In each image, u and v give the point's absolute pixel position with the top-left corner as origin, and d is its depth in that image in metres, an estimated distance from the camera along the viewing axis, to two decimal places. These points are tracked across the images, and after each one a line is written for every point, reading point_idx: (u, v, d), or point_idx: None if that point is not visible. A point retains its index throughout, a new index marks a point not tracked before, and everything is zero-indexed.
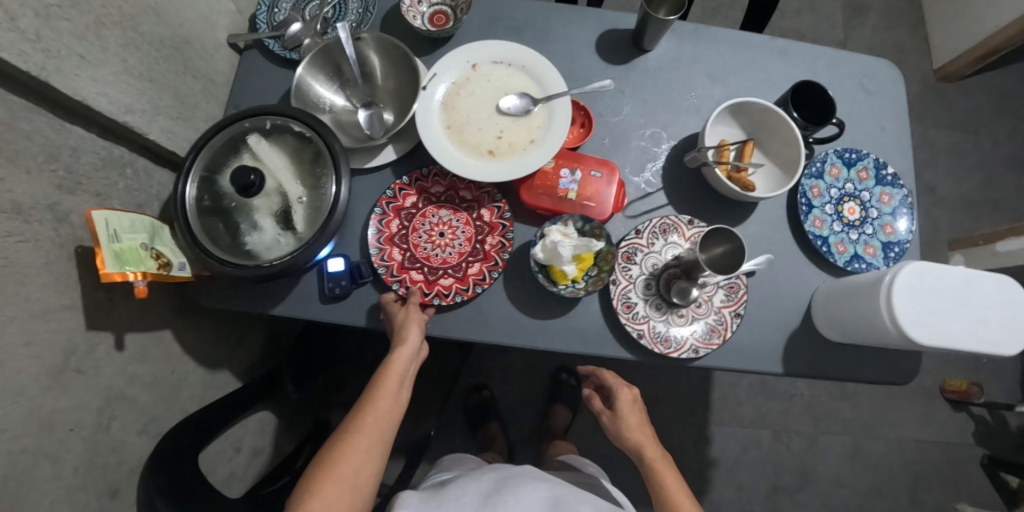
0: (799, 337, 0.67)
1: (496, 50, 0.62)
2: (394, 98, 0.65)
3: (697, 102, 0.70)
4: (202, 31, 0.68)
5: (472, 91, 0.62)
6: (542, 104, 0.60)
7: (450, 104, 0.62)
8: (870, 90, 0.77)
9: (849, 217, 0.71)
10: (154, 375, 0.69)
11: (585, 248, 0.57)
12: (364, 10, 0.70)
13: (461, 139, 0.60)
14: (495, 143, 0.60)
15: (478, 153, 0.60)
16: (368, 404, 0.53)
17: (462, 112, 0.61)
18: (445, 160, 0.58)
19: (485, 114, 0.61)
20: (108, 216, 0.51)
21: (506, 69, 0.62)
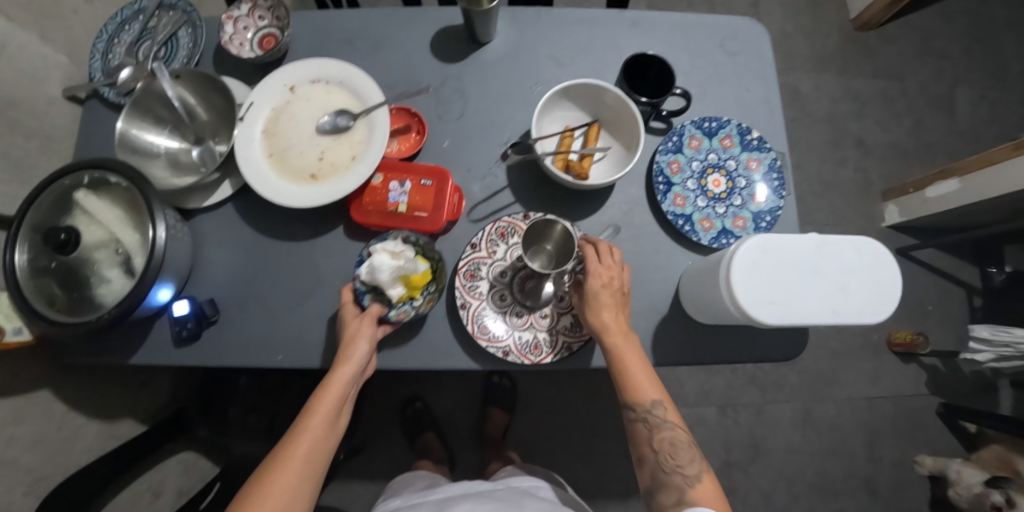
0: (670, 322, 0.65)
1: (312, 69, 0.62)
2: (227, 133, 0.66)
3: (542, 91, 0.68)
4: (28, 90, 0.67)
5: (292, 115, 0.61)
6: (360, 118, 0.60)
7: (271, 130, 0.61)
8: (731, 52, 0.73)
9: (714, 190, 0.68)
10: (37, 436, 0.68)
11: (408, 268, 0.55)
12: (194, 43, 0.70)
13: (283, 166, 0.59)
14: (320, 165, 0.59)
15: (304, 178, 0.59)
16: (302, 428, 0.50)
17: (283, 138, 0.60)
18: (265, 189, 0.57)
19: (307, 137, 0.60)
20: None
21: (326, 89, 0.62)
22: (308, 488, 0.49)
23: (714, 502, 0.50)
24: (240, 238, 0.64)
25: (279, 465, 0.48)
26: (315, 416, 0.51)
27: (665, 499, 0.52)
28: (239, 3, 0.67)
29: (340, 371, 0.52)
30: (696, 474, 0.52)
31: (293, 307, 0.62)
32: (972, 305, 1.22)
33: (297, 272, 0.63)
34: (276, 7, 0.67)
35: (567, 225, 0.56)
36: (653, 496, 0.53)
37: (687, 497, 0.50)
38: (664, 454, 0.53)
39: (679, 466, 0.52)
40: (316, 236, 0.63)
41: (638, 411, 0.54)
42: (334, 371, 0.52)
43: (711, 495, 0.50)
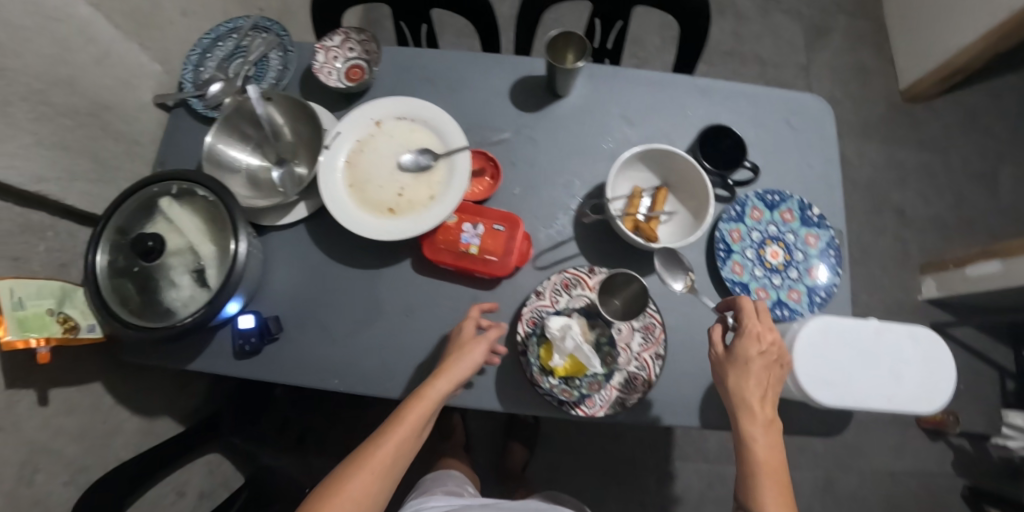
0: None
1: (398, 106, 0.64)
2: (305, 154, 0.68)
3: (613, 148, 0.69)
4: (123, 95, 0.70)
5: (375, 148, 0.64)
6: (442, 159, 0.62)
7: (354, 162, 0.63)
8: (797, 127, 0.74)
9: (771, 261, 0.69)
10: (83, 427, 0.70)
11: (582, 357, 0.56)
12: (283, 66, 0.72)
13: (363, 198, 0.62)
14: (399, 200, 0.62)
15: (382, 212, 0.61)
16: (388, 433, 0.50)
17: (365, 170, 0.63)
18: (345, 220, 0.59)
19: (388, 171, 0.63)
20: (14, 285, 0.53)
21: (409, 125, 0.64)
22: (379, 495, 0.49)
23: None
24: (309, 258, 0.66)
25: (362, 465, 0.49)
26: (404, 423, 0.50)
27: None
28: (332, 34, 0.71)
29: (434, 384, 0.52)
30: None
31: (354, 332, 0.63)
32: (1005, 388, 1.20)
33: (362, 301, 0.64)
34: (368, 42, 0.70)
35: (645, 285, 0.57)
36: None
37: None
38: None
39: None
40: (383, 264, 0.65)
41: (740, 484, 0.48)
42: (430, 385, 0.52)
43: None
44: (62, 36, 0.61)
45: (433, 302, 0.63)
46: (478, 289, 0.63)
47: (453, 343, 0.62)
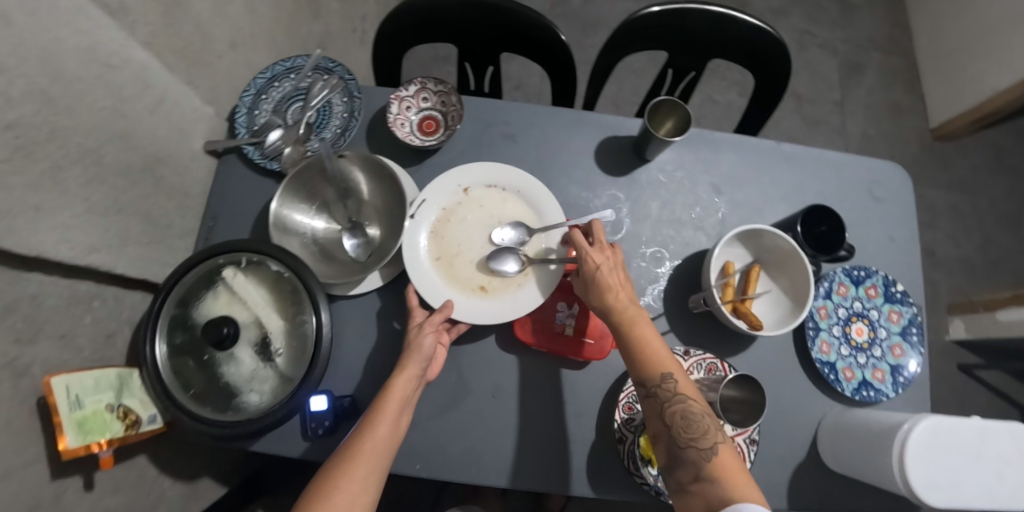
0: (806, 470, 0.64)
1: (487, 173, 0.62)
2: (381, 215, 0.63)
3: (700, 217, 0.67)
4: (176, 145, 0.64)
5: (464, 217, 0.62)
6: (537, 235, 0.60)
7: (440, 230, 0.61)
8: (877, 197, 0.73)
9: (857, 339, 0.67)
10: (128, 505, 0.65)
11: None
12: (349, 114, 0.66)
13: (451, 273, 0.59)
14: (489, 277, 0.59)
15: (473, 289, 0.59)
16: (366, 430, 0.48)
17: (452, 242, 0.61)
18: (433, 297, 0.57)
19: (477, 245, 0.61)
20: (70, 381, 0.49)
21: (500, 196, 0.62)
22: (372, 487, 0.46)
23: (733, 479, 0.42)
24: (387, 330, 0.62)
25: (349, 459, 0.46)
26: (383, 416, 0.49)
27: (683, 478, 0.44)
28: (407, 83, 0.65)
29: (399, 375, 0.51)
30: (714, 448, 0.44)
31: (439, 414, 0.59)
32: None
33: (445, 378, 0.60)
34: (447, 94, 0.64)
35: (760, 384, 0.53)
36: (669, 474, 0.46)
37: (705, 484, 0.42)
38: (678, 429, 0.46)
39: (694, 439, 0.45)
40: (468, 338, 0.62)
41: (645, 385, 0.49)
42: (395, 377, 0.51)
43: (732, 470, 0.43)
44: (114, 87, 0.54)
45: (520, 380, 0.60)
46: (571, 371, 0.61)
47: (543, 427, 0.59)
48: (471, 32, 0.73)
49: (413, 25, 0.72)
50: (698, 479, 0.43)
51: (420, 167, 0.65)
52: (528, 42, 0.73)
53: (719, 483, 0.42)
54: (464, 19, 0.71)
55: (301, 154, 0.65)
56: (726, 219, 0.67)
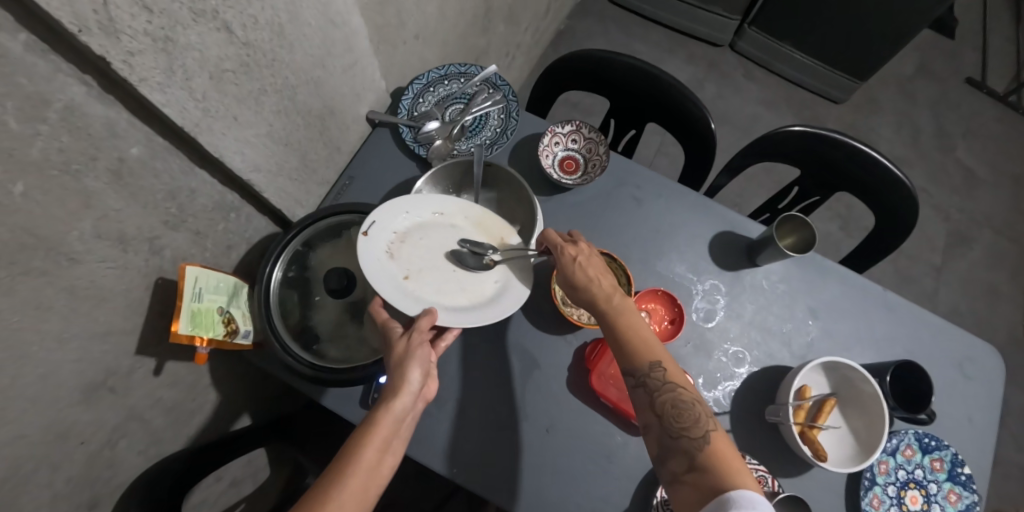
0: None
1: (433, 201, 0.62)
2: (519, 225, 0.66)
3: (790, 333, 0.67)
4: (349, 104, 0.71)
5: (418, 238, 0.60)
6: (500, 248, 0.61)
7: (398, 250, 0.58)
8: (968, 376, 0.72)
9: (908, 505, 0.65)
10: (174, 400, 0.68)
11: None
12: (501, 130, 0.72)
13: (424, 285, 0.57)
14: (459, 281, 0.59)
15: (454, 300, 0.57)
16: (342, 469, 0.42)
17: (413, 258, 0.59)
18: (410, 308, 0.54)
19: (438, 254, 0.60)
20: (199, 274, 0.53)
21: (449, 206, 0.62)
22: None
23: (731, 464, 0.43)
24: (468, 333, 0.66)
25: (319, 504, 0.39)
26: (363, 453, 0.43)
27: (675, 465, 0.45)
28: (564, 122, 0.71)
29: (390, 404, 0.46)
30: (705, 437, 0.45)
31: (490, 429, 0.61)
32: None
33: (505, 396, 0.63)
34: (596, 143, 0.71)
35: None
36: (661, 464, 0.47)
37: (698, 463, 0.44)
38: (670, 418, 0.47)
39: (685, 428, 0.46)
40: (540, 365, 0.64)
41: (635, 375, 0.50)
42: (379, 406, 0.46)
43: (727, 459, 0.43)
44: (330, 40, 0.61)
45: (574, 424, 0.62)
46: (625, 433, 0.62)
47: (583, 476, 0.59)
48: (631, 94, 0.78)
49: (584, 71, 0.77)
50: (692, 469, 0.44)
51: (549, 198, 0.69)
52: (678, 119, 0.77)
53: (714, 471, 0.42)
54: (629, 84, 0.77)
55: (448, 149, 0.71)
56: (814, 344, 0.67)
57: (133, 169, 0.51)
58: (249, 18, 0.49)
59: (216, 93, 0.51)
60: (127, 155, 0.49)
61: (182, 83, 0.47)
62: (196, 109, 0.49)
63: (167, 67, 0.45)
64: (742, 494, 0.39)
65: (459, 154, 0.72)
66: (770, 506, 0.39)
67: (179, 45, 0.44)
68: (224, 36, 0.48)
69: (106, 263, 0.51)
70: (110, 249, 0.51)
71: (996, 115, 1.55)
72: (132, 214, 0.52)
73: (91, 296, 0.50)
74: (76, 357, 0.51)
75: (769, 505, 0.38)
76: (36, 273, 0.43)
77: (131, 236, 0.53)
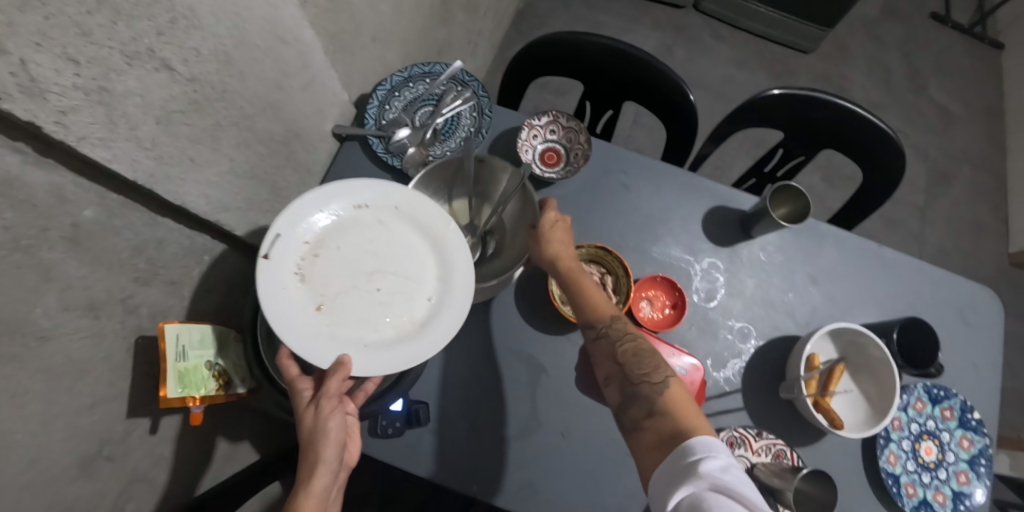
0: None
1: (354, 194, 0.55)
2: (514, 222, 0.64)
3: (792, 302, 0.67)
4: (312, 122, 0.67)
5: (336, 248, 0.53)
6: (432, 253, 0.55)
7: (309, 268, 0.51)
8: (969, 322, 0.72)
9: (924, 457, 0.67)
10: (178, 454, 0.66)
11: None
12: (475, 129, 0.70)
13: (340, 314, 0.50)
14: (382, 303, 0.52)
15: (377, 330, 0.50)
16: None
17: (327, 281, 0.51)
18: (320, 355, 0.47)
19: (359, 270, 0.53)
20: (180, 331, 0.50)
21: (374, 200, 0.55)
22: None
23: (683, 402, 0.44)
24: (468, 345, 0.64)
25: None
26: None
27: (635, 412, 0.46)
28: (540, 113, 0.69)
29: (308, 488, 0.42)
30: (663, 381, 0.47)
31: (506, 441, 0.60)
32: None
33: (517, 405, 0.61)
34: (575, 131, 0.68)
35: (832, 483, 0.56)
36: (623, 416, 0.47)
37: (656, 405, 0.45)
38: (629, 366, 0.48)
39: (643, 373, 0.47)
40: (548, 370, 0.63)
41: (597, 326, 0.52)
42: (294, 495, 0.42)
43: (680, 400, 0.45)
44: (282, 60, 0.57)
45: (589, 424, 0.61)
46: None
47: (604, 475, 0.59)
48: (605, 75, 0.75)
49: (555, 56, 0.74)
50: (653, 414, 0.44)
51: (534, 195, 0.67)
52: (654, 95, 0.75)
53: (671, 411, 0.43)
54: (602, 65, 0.74)
55: (422, 156, 0.68)
56: (818, 310, 0.67)
57: (89, 232, 0.47)
58: (190, 50, 0.45)
59: (168, 138, 0.47)
60: (80, 219, 0.45)
61: (128, 134, 0.43)
62: (147, 159, 0.46)
63: (107, 121, 0.40)
64: (701, 437, 0.39)
65: (435, 160, 0.69)
66: (721, 443, 0.39)
67: (116, 95, 0.40)
68: (164, 75, 0.44)
69: (80, 333, 0.47)
70: (81, 318, 0.47)
71: (965, 47, 1.55)
72: (97, 278, 0.48)
73: (70, 371, 0.47)
74: (67, 435, 0.48)
75: (721, 442, 0.39)
76: (5, 361, 0.40)
77: (101, 300, 0.49)
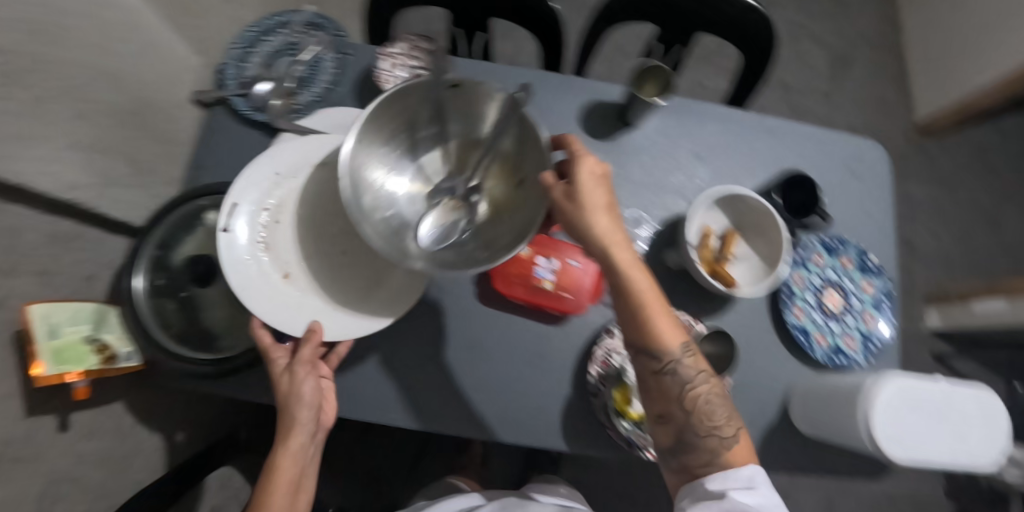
0: (777, 435, 0.65)
1: (314, 150, 0.59)
2: (512, 165, 0.58)
3: (682, 183, 0.68)
4: (164, 90, 0.64)
5: (299, 209, 0.57)
6: None
7: (270, 238, 0.55)
8: (858, 175, 0.74)
9: (830, 307, 0.69)
10: (99, 452, 0.64)
11: None
12: (339, 70, 0.69)
13: (303, 275, 0.56)
14: (339, 259, 0.58)
15: (334, 283, 0.57)
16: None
17: (289, 249, 0.56)
18: (295, 324, 0.53)
19: (308, 228, 0.57)
20: (44, 309, 0.49)
21: (327, 152, 0.60)
22: None
23: (744, 455, 0.49)
24: None
25: None
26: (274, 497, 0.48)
27: (695, 458, 0.49)
28: (398, 42, 0.68)
29: (287, 450, 0.49)
30: (733, 434, 0.49)
31: (417, 365, 0.59)
32: None
33: (421, 331, 0.60)
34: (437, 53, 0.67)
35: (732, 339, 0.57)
36: (674, 453, 0.50)
37: (722, 460, 0.48)
38: (700, 416, 0.49)
39: (716, 428, 0.49)
40: (443, 289, 0.62)
41: (663, 359, 0.49)
42: (279, 453, 0.49)
43: (742, 452, 0.49)
44: (106, 24, 0.54)
45: (499, 334, 0.61)
46: (546, 326, 0.62)
47: (521, 379, 0.60)
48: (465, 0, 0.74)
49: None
50: (711, 463, 0.48)
51: None
52: (514, 12, 0.74)
53: (728, 458, 0.48)
54: None
55: (287, 106, 0.66)
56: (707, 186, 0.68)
57: None
58: None
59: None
60: None
61: None
62: None
63: None
64: (747, 469, 0.47)
65: (301, 108, 0.67)
66: (772, 487, 0.47)
67: None
68: None
69: None
70: None
71: None
72: None
73: None
74: None
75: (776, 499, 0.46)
76: None
77: None
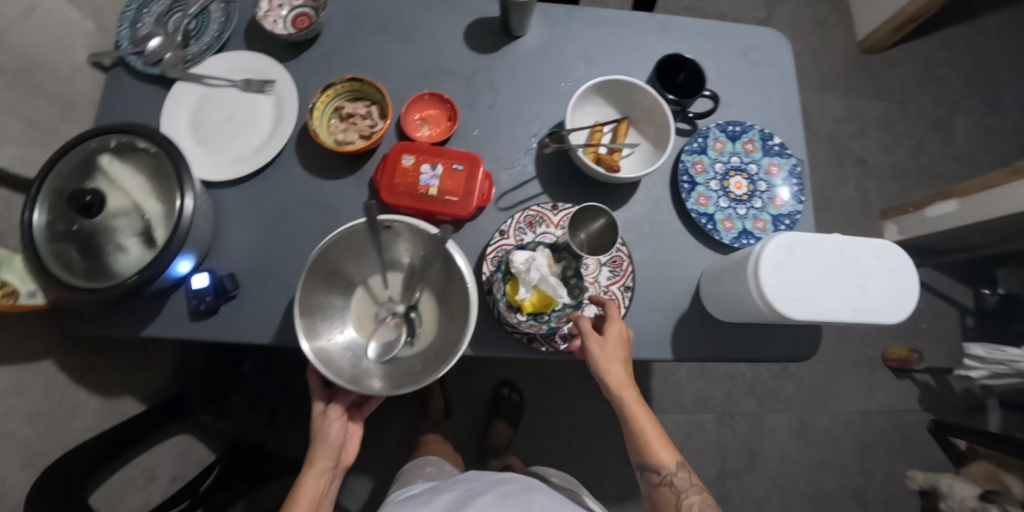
0: (708, 324, 0.64)
1: (225, 62, 0.69)
2: (439, 290, 0.57)
3: (571, 87, 0.68)
4: (54, 53, 0.66)
5: (216, 101, 0.68)
6: (270, 94, 0.68)
7: (195, 120, 0.67)
8: (755, 61, 0.74)
9: (735, 192, 0.67)
10: (36, 408, 0.64)
11: (548, 288, 0.54)
12: (226, 17, 0.71)
13: (214, 146, 0.66)
14: (240, 136, 0.66)
15: (239, 152, 0.66)
16: None
17: (205, 128, 0.67)
18: (203, 169, 0.64)
19: (222, 116, 0.67)
20: None
21: (235, 61, 0.69)
22: None
23: None
24: (262, 213, 0.64)
25: None
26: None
27: None
28: None
29: (308, 478, 0.56)
30: None
31: None
32: (965, 324, 1.27)
33: None
34: None
35: (612, 219, 0.57)
36: None
37: None
38: None
39: None
40: (340, 211, 0.64)
41: (662, 473, 0.54)
42: (303, 478, 0.56)
43: None
44: None
45: None
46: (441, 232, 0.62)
47: None
48: None
49: None
50: None
51: (294, 61, 0.69)
52: None
53: None
54: None
55: (180, 57, 0.68)
56: None
57: None
58: None
59: None
60: None
61: None
62: None
63: None
64: None
65: (193, 58, 0.69)
66: None
67: None
68: None
69: None
70: None
71: None
72: None
73: None
74: None
75: None
76: None
77: None
